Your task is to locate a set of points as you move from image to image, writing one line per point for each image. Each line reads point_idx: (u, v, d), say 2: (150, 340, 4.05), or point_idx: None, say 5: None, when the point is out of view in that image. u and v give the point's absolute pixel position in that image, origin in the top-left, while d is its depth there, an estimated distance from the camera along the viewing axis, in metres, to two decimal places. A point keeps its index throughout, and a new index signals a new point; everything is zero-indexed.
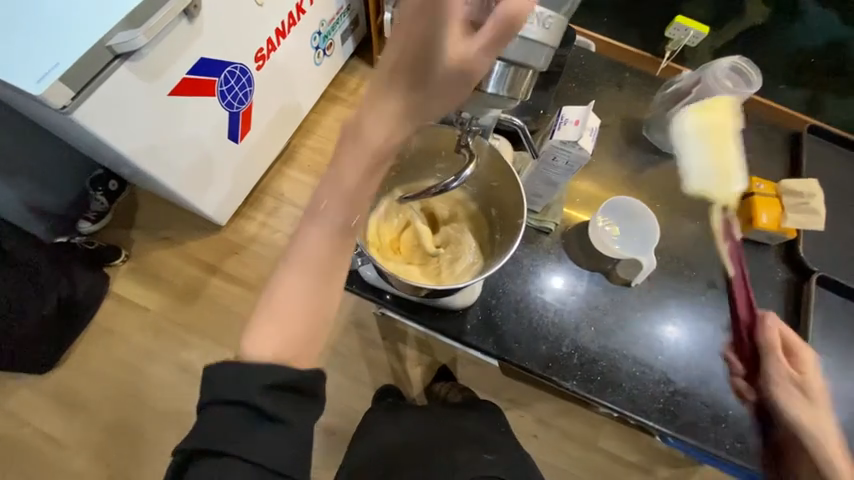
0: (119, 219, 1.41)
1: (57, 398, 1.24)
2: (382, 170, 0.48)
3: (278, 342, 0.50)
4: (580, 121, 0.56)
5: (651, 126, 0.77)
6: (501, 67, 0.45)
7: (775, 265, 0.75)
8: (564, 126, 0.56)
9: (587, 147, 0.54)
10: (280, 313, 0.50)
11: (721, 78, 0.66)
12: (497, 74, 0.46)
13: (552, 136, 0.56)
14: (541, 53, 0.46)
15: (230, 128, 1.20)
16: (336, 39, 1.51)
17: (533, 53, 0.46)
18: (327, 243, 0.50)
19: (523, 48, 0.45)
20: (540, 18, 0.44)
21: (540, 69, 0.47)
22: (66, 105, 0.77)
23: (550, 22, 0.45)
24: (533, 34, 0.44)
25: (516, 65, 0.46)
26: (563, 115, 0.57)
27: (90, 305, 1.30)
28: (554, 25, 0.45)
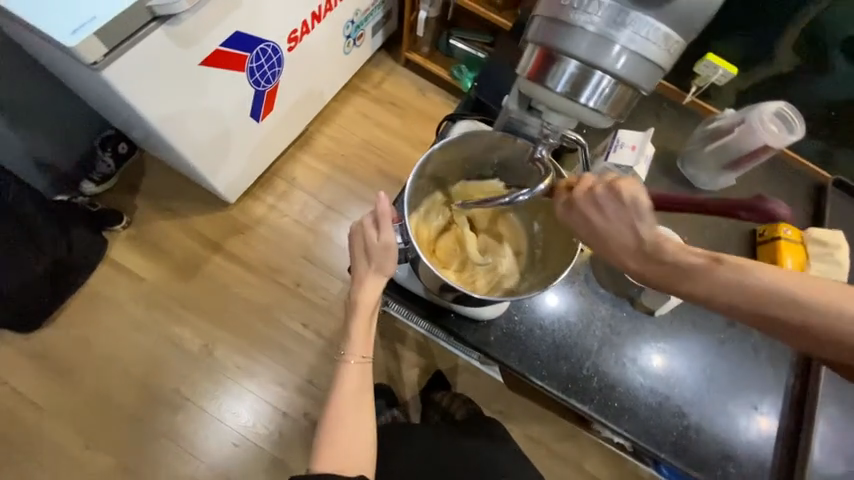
0: (124, 184, 1.36)
1: (39, 360, 1.20)
2: (388, 264, 0.59)
3: (339, 429, 0.62)
4: (636, 148, 0.62)
5: (686, 159, 0.76)
6: (609, 82, 0.44)
7: None
8: (621, 149, 0.62)
9: (641, 172, 0.61)
10: (340, 403, 0.64)
11: (766, 122, 0.67)
12: (602, 87, 0.45)
13: (608, 157, 0.62)
14: (653, 74, 0.46)
15: (253, 106, 1.18)
16: (367, 30, 1.49)
17: (647, 73, 0.45)
18: (357, 328, 0.63)
19: (641, 67, 0.44)
20: (664, 39, 0.43)
21: (647, 90, 0.47)
22: (97, 62, 0.75)
23: (673, 44, 0.44)
24: (652, 56, 0.44)
25: (626, 83, 0.45)
26: (620, 138, 0.63)
27: (85, 269, 1.25)
28: (674, 48, 0.45)
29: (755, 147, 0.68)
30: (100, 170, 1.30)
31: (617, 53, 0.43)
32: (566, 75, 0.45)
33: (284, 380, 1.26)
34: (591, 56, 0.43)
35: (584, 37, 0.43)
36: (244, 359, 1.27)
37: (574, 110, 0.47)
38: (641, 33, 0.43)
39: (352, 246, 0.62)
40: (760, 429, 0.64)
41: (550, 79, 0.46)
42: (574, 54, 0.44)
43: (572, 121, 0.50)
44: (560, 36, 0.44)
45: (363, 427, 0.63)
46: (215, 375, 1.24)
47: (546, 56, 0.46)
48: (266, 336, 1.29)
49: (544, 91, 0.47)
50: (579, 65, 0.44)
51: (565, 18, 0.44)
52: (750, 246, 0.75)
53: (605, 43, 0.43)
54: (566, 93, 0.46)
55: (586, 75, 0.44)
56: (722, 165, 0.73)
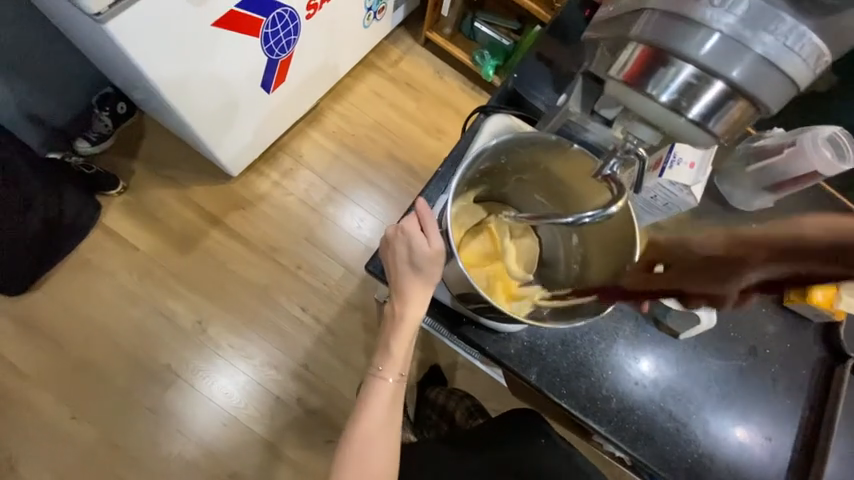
0: (120, 145, 1.29)
1: (24, 324, 1.15)
2: (435, 273, 0.55)
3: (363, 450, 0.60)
4: (695, 164, 0.54)
5: (723, 176, 0.72)
6: (730, 96, 0.38)
7: (813, 342, 0.69)
8: (678, 166, 0.53)
9: (697, 196, 0.54)
10: (368, 422, 0.61)
11: (819, 146, 0.62)
12: (721, 102, 0.38)
13: (662, 175, 0.53)
14: (778, 93, 0.39)
15: (264, 75, 1.11)
16: (389, 4, 1.40)
17: (775, 91, 0.38)
18: (399, 347, 0.59)
19: (767, 81, 0.38)
20: (802, 53, 0.37)
21: (768, 112, 0.40)
22: (101, 12, 0.68)
23: (808, 60, 0.38)
24: (788, 70, 0.37)
25: (747, 98, 0.38)
26: (677, 153, 0.53)
27: (76, 233, 1.19)
28: (808, 67, 0.38)
29: (805, 171, 0.63)
30: (96, 129, 1.22)
31: (740, 63, 0.37)
32: (678, 79, 0.38)
33: (278, 363, 1.24)
34: (713, 62, 0.37)
35: (704, 41, 0.37)
36: (238, 339, 1.23)
37: (677, 123, 0.40)
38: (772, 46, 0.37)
39: (394, 254, 0.56)
40: (772, 461, 0.63)
41: (657, 82, 0.39)
42: (692, 58, 0.37)
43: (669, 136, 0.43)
44: (675, 35, 0.37)
45: (386, 449, 0.61)
46: (208, 354, 1.21)
47: (655, 55, 0.38)
48: (263, 317, 1.26)
49: (646, 96, 0.40)
50: (697, 70, 0.37)
51: (683, 14, 0.37)
52: None
53: (729, 50, 0.37)
54: (674, 103, 0.39)
55: (700, 84, 0.38)
56: (766, 187, 0.68)
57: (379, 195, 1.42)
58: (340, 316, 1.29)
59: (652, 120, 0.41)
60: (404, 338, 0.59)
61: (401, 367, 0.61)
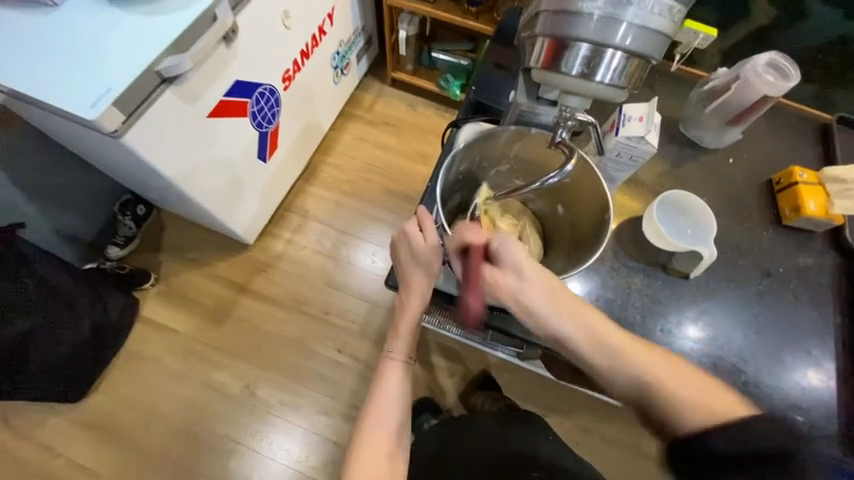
0: (146, 243, 1.41)
1: (89, 427, 1.22)
2: (434, 265, 0.63)
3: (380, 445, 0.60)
4: (644, 118, 0.59)
5: (688, 123, 0.78)
6: (621, 56, 0.48)
7: (821, 251, 0.71)
8: (629, 122, 0.59)
9: (654, 141, 0.57)
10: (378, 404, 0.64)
11: (760, 72, 0.68)
12: (615, 61, 0.49)
13: (617, 133, 0.59)
14: (660, 42, 0.49)
15: (258, 147, 1.22)
16: (353, 58, 1.55)
17: (656, 43, 0.48)
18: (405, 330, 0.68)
19: (647, 38, 0.48)
20: (665, 10, 0.47)
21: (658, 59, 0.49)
22: (117, 129, 0.79)
23: (672, 12, 0.47)
24: (659, 26, 0.47)
25: (637, 55, 0.48)
26: (625, 112, 0.60)
27: (122, 331, 1.28)
28: (673, 17, 0.48)
29: (754, 99, 0.69)
30: (123, 233, 1.35)
31: (622, 30, 0.47)
32: (578, 56, 0.49)
33: (328, 408, 1.27)
34: (601, 36, 0.47)
35: (589, 23, 0.47)
36: (286, 394, 1.28)
37: (589, 87, 0.51)
38: (642, 9, 0.46)
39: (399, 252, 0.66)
40: (822, 373, 0.64)
41: (562, 63, 0.50)
42: (584, 39, 0.48)
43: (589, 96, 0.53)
44: (566, 26, 0.48)
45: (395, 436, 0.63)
46: (262, 415, 1.26)
47: (555, 44, 0.50)
48: (304, 367, 1.31)
49: (559, 74, 0.51)
50: (591, 45, 0.48)
51: (567, 8, 0.48)
52: (770, 196, 0.75)
53: (610, 24, 0.47)
54: (580, 74, 0.50)
55: (597, 54, 0.48)
56: (726, 122, 0.74)
57: (385, 228, 1.50)
58: (375, 350, 1.33)
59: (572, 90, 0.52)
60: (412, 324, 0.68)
61: (406, 349, 0.69)
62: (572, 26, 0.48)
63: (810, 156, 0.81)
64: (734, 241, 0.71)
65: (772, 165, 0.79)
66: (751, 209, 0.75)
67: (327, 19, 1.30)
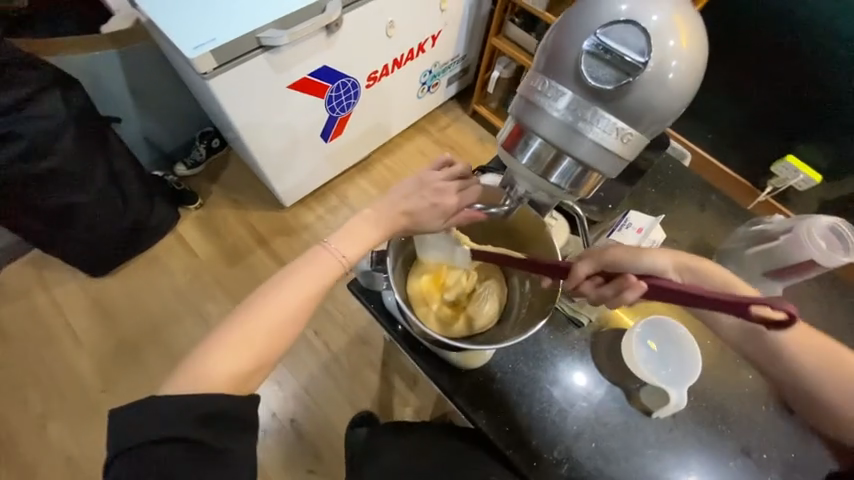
0: (207, 171, 1.58)
1: (95, 302, 1.38)
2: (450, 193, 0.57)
3: (250, 335, 0.49)
4: (642, 230, 0.67)
5: (723, 256, 0.71)
6: (569, 164, 0.41)
7: (828, 461, 0.60)
8: (626, 230, 0.64)
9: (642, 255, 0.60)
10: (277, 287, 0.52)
11: (816, 236, 0.60)
12: (564, 167, 0.41)
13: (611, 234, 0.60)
14: (615, 162, 0.41)
15: (324, 127, 1.33)
16: (443, 81, 1.63)
17: (610, 162, 0.41)
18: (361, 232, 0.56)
19: (608, 150, 0.40)
20: (626, 132, 0.39)
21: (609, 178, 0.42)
22: (207, 72, 0.91)
23: (643, 125, 0.39)
24: (614, 147, 0.39)
25: (588, 168, 0.41)
26: (626, 221, 0.67)
27: (155, 235, 1.45)
28: (644, 131, 0.40)
29: (800, 261, 0.61)
30: (193, 157, 1.53)
31: (582, 133, 0.39)
32: (530, 149, 0.42)
33: (283, 381, 1.31)
34: (556, 134, 0.40)
35: (548, 117, 0.40)
36: None
37: (537, 183, 0.44)
38: (609, 116, 0.38)
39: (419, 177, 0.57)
40: None
41: (514, 150, 0.43)
42: (538, 133, 0.40)
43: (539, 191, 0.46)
44: (525, 114, 0.41)
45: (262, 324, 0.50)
46: None
47: (513, 128, 0.43)
48: None
49: (510, 161, 0.44)
50: (545, 141, 0.40)
51: (533, 95, 0.41)
52: None
53: (568, 123, 0.39)
54: (528, 168, 0.43)
55: (550, 152, 0.41)
56: (765, 273, 0.66)
57: None
58: (348, 348, 1.35)
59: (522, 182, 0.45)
60: (374, 232, 0.56)
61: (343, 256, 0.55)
62: (528, 115, 0.41)
63: None
64: (723, 401, 0.63)
65: None
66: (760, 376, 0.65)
67: (430, 39, 1.39)
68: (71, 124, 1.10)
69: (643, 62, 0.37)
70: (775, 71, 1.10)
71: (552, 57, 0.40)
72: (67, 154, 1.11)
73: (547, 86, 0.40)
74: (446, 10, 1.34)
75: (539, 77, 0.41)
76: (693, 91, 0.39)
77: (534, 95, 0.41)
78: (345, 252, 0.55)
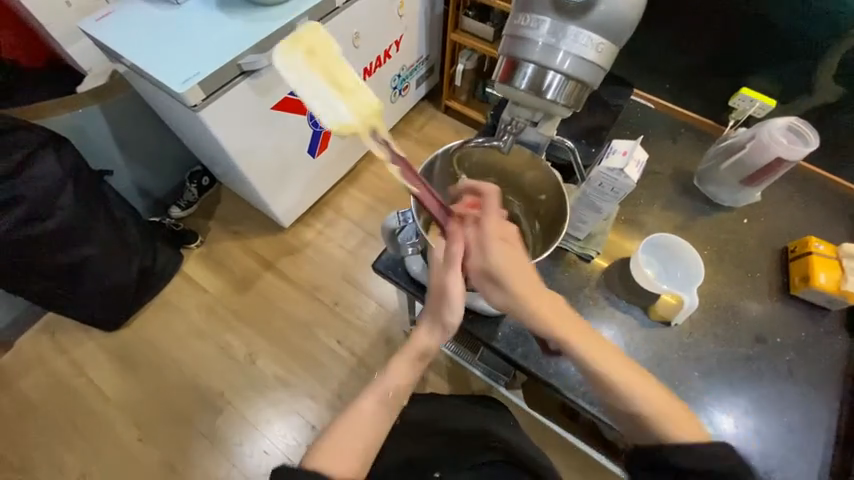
0: (202, 209, 1.61)
1: (114, 356, 1.39)
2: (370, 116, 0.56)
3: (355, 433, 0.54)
4: (628, 153, 0.58)
5: (703, 178, 0.78)
6: (560, 79, 0.50)
7: (833, 332, 0.67)
8: (611, 155, 0.58)
9: (632, 175, 0.56)
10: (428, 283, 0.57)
11: (777, 135, 0.68)
12: (556, 83, 0.51)
13: (599, 163, 0.58)
14: (594, 71, 0.51)
15: (310, 143, 1.38)
16: (412, 83, 1.70)
17: (591, 72, 0.51)
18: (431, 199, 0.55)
19: (588, 60, 0.50)
20: (597, 43, 0.50)
21: (592, 86, 0.52)
22: (197, 104, 0.96)
23: (611, 34, 0.50)
24: (591, 57, 0.50)
25: (575, 80, 0.51)
26: (611, 146, 0.60)
27: (163, 279, 1.46)
28: (612, 40, 0.51)
29: (768, 161, 0.69)
30: (186, 198, 1.56)
31: (564, 49, 0.49)
32: (525, 74, 0.51)
33: (316, 394, 1.33)
34: (545, 56, 0.50)
35: (534, 44, 0.50)
36: (282, 371, 1.36)
37: (536, 103, 0.53)
38: (583, 31, 0.49)
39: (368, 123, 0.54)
40: (802, 457, 0.60)
41: (512, 79, 0.53)
42: (529, 58, 0.50)
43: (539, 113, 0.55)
44: (515, 48, 0.52)
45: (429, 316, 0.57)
46: (257, 386, 1.34)
47: (507, 62, 0.53)
48: (305, 350, 1.39)
49: (510, 91, 0.54)
50: (536, 64, 0.50)
51: (519, 32, 0.51)
52: (782, 263, 0.72)
53: (552, 44, 0.49)
54: (526, 91, 0.52)
55: (542, 72, 0.50)
56: (740, 181, 0.74)
57: None
58: (372, 349, 1.38)
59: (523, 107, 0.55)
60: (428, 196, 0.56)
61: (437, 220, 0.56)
62: (517, 49, 0.51)
63: (839, 233, 0.77)
64: (730, 300, 0.69)
65: (790, 234, 0.76)
66: (758, 272, 0.72)
67: (394, 45, 1.46)
68: (70, 179, 1.14)
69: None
70: None
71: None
72: (68, 211, 1.13)
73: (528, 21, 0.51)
74: (404, 15, 1.42)
75: (521, 17, 0.51)
76: (641, 6, 0.51)
77: (518, 33, 0.51)
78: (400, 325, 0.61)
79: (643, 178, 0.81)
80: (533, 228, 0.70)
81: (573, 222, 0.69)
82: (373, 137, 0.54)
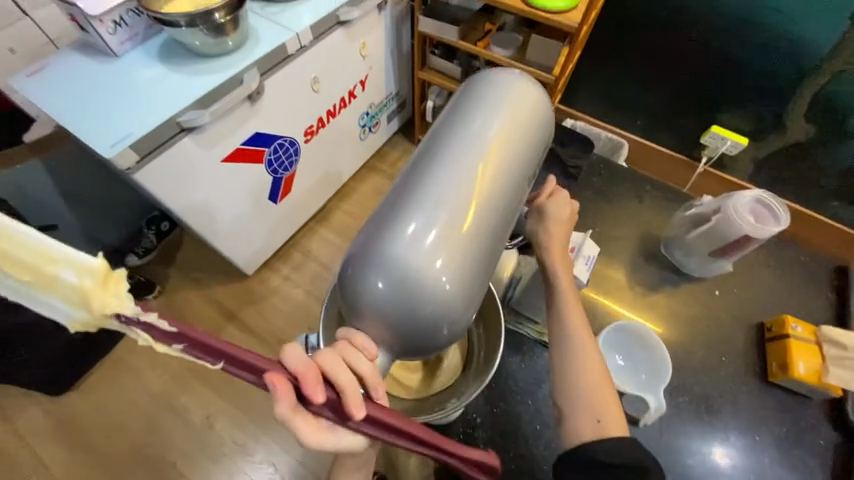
0: (162, 256, 1.53)
1: (58, 424, 1.27)
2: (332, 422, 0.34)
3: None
4: (576, 250, 0.65)
5: (670, 244, 0.73)
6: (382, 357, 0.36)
7: (817, 424, 0.61)
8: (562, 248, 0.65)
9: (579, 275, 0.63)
10: None
11: (742, 211, 0.63)
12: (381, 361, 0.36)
13: None
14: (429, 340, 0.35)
15: (271, 190, 1.31)
16: (382, 119, 1.65)
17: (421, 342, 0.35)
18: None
19: (489, 224, 0.35)
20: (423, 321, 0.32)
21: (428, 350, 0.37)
22: (130, 167, 0.88)
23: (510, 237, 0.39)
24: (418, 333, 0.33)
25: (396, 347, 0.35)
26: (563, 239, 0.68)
27: (116, 336, 1.37)
28: (516, 174, 0.37)
29: (736, 237, 0.63)
30: (143, 245, 1.48)
31: (452, 235, 0.32)
32: (409, 287, 0.31)
33: (278, 461, 1.23)
34: (428, 257, 0.32)
35: (394, 250, 0.32)
36: (243, 435, 1.26)
37: (455, 306, 0.33)
38: (463, 197, 0.33)
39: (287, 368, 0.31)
40: None
41: (389, 307, 0.32)
42: (399, 272, 0.31)
43: (467, 310, 0.34)
44: (362, 272, 0.32)
45: None
46: (215, 454, 1.24)
47: (359, 303, 0.33)
48: (268, 411, 1.29)
49: (395, 321, 0.33)
50: (420, 273, 0.31)
51: (361, 244, 0.34)
52: (758, 342, 0.66)
53: (422, 238, 0.32)
54: (424, 297, 0.32)
55: (430, 274, 0.31)
56: (710, 252, 0.68)
57: None
58: None
59: (433, 322, 0.33)
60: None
61: None
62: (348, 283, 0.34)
63: (819, 304, 0.71)
64: (703, 389, 0.63)
65: (764, 305, 0.70)
66: (733, 354, 0.66)
67: (359, 85, 1.41)
68: None
69: (454, 145, 0.36)
70: (680, 55, 1.17)
71: (389, 212, 0.34)
72: None
73: (378, 226, 0.33)
74: (368, 55, 1.37)
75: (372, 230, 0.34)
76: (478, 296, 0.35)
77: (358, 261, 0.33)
78: None
79: (608, 245, 0.75)
80: (478, 332, 0.57)
81: (526, 306, 0.66)
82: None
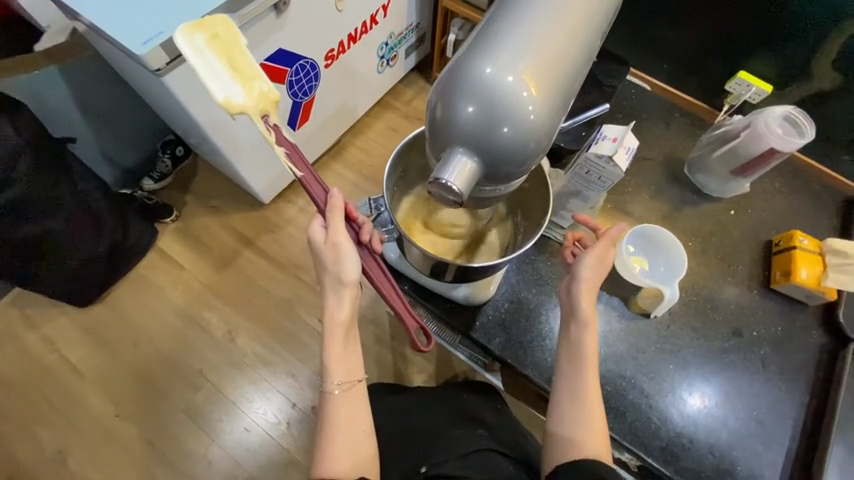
0: (177, 182, 1.53)
1: (87, 333, 1.34)
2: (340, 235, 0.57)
3: (352, 428, 0.59)
4: (617, 140, 0.61)
5: (694, 166, 0.76)
6: (458, 156, 0.35)
7: (810, 327, 0.67)
8: (601, 141, 0.61)
9: (620, 163, 0.59)
10: (326, 451, 0.57)
11: (773, 125, 0.66)
12: (454, 166, 0.35)
13: (589, 149, 0.61)
14: (508, 174, 0.37)
15: (290, 115, 1.30)
16: (401, 52, 1.60)
17: (501, 175, 0.37)
18: (345, 408, 0.59)
19: (569, 61, 0.37)
20: (512, 141, 0.35)
21: (505, 185, 0.39)
22: (160, 69, 0.86)
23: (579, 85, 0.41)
24: (504, 156, 0.35)
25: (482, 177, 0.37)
26: (602, 132, 0.63)
27: (137, 254, 1.41)
28: (593, 18, 0.39)
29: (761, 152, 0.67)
30: (159, 169, 1.48)
31: (537, 59, 0.35)
32: (499, 104, 0.34)
33: (297, 373, 1.33)
34: (517, 81, 0.34)
35: (485, 74, 0.34)
36: (262, 349, 1.35)
37: (541, 127, 0.35)
38: (546, 26, 0.35)
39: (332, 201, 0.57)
40: (768, 448, 0.61)
41: (480, 130, 0.34)
42: (489, 93, 0.34)
43: (548, 135, 0.36)
44: (453, 99, 0.35)
45: (355, 448, 0.58)
46: (237, 363, 1.33)
47: (447, 130, 0.35)
48: (286, 329, 1.37)
49: (484, 144, 0.35)
50: (509, 91, 0.34)
51: (445, 80, 0.36)
52: (764, 256, 0.72)
53: (511, 64, 0.34)
54: (514, 118, 0.34)
55: (519, 96, 0.34)
56: (732, 172, 0.72)
57: None
58: None
59: (521, 144, 0.35)
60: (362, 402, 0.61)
61: (355, 422, 0.59)
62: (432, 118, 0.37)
63: (824, 226, 0.76)
64: (710, 294, 0.69)
65: (774, 224, 0.75)
66: (740, 265, 0.71)
67: (381, 10, 1.36)
68: (27, 148, 1.05)
69: None
70: None
71: (473, 47, 0.36)
72: (27, 179, 1.06)
73: (463, 58, 0.35)
74: None
75: (456, 65, 0.36)
76: (557, 126, 0.37)
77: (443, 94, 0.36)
78: (345, 426, 0.59)
79: (634, 165, 0.78)
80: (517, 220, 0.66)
81: (558, 208, 0.71)
82: (264, 120, 0.57)
